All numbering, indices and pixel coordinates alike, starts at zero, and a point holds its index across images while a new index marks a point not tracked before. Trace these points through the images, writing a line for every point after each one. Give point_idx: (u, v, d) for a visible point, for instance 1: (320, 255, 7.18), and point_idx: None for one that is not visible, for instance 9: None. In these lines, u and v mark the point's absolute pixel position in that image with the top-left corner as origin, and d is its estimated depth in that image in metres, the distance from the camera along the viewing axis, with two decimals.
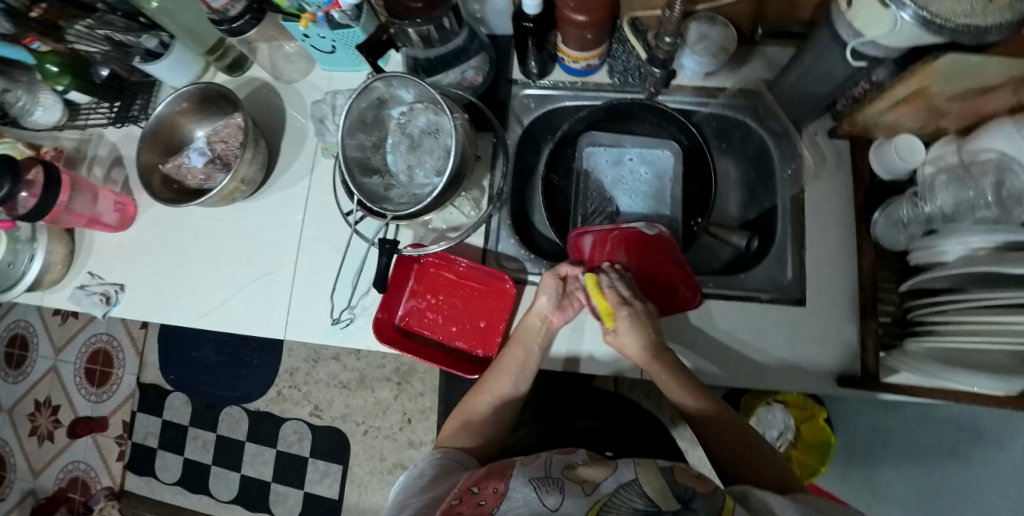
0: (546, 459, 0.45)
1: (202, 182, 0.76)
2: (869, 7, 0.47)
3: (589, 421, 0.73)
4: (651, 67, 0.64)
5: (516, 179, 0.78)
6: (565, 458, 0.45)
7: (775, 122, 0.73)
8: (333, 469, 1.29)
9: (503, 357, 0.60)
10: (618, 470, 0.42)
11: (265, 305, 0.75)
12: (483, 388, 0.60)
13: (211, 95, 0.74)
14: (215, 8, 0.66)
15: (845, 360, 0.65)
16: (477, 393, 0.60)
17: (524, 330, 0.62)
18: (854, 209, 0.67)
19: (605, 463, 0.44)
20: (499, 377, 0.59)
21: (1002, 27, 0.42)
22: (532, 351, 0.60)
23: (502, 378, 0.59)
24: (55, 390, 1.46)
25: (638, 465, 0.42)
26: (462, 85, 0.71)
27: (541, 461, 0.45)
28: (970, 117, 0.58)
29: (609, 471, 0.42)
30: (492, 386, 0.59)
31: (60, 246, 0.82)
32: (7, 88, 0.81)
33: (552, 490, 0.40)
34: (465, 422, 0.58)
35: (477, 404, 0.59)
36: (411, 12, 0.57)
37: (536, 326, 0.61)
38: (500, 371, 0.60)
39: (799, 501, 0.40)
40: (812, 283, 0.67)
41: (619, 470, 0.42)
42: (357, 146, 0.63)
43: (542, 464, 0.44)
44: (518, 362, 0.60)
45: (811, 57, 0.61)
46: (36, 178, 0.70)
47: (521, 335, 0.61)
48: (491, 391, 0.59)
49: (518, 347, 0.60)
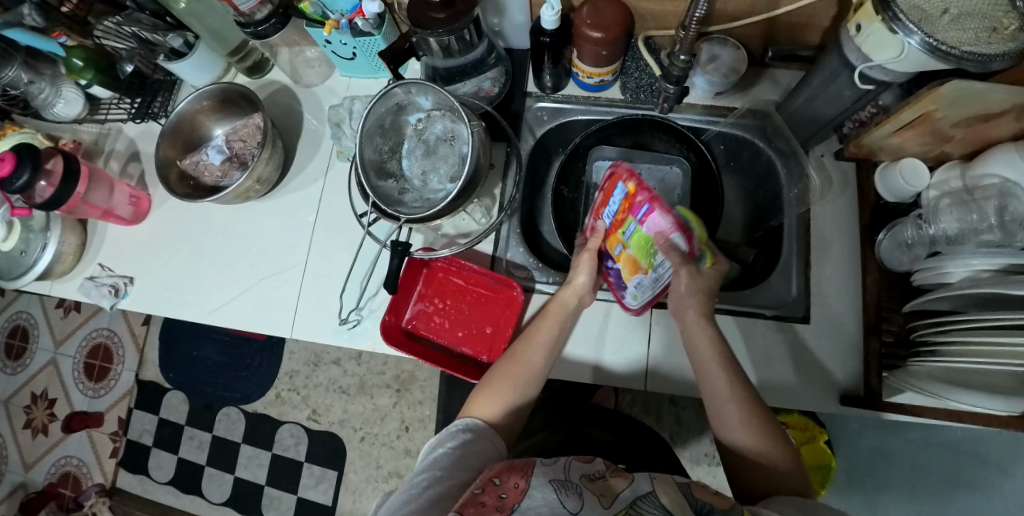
0: (565, 462, 0.45)
1: (218, 179, 0.77)
2: (877, 33, 0.49)
3: (604, 434, 0.73)
4: (666, 83, 0.65)
5: (527, 190, 0.79)
6: (584, 465, 0.46)
7: (783, 142, 0.74)
8: (328, 475, 1.28)
9: (536, 331, 0.58)
10: (637, 481, 0.43)
11: (273, 303, 0.75)
12: (518, 359, 0.55)
13: (232, 95, 0.76)
14: (242, 11, 0.68)
15: (848, 379, 0.65)
16: (508, 363, 0.55)
17: (557, 303, 0.60)
18: (860, 230, 0.68)
19: (623, 474, 0.45)
20: (533, 350, 0.56)
21: (1006, 56, 0.43)
22: (564, 328, 0.59)
23: (537, 353, 0.56)
24: (53, 384, 1.46)
25: (656, 479, 0.44)
26: (479, 95, 0.73)
27: (560, 464, 0.45)
28: (974, 144, 0.60)
29: (628, 482, 0.43)
30: (527, 358, 0.55)
31: (73, 237, 0.82)
32: (32, 79, 0.82)
33: (572, 495, 0.41)
34: (499, 392, 0.53)
35: (512, 374, 0.54)
36: (433, 22, 0.58)
37: (570, 302, 0.60)
38: (535, 345, 0.56)
39: (794, 503, 0.42)
40: (816, 301, 0.68)
41: (637, 481, 0.43)
42: (374, 150, 0.64)
43: (560, 467, 0.45)
44: (552, 337, 0.58)
45: (820, 80, 0.63)
46: (55, 169, 0.71)
47: (553, 311, 0.59)
48: (527, 362, 0.55)
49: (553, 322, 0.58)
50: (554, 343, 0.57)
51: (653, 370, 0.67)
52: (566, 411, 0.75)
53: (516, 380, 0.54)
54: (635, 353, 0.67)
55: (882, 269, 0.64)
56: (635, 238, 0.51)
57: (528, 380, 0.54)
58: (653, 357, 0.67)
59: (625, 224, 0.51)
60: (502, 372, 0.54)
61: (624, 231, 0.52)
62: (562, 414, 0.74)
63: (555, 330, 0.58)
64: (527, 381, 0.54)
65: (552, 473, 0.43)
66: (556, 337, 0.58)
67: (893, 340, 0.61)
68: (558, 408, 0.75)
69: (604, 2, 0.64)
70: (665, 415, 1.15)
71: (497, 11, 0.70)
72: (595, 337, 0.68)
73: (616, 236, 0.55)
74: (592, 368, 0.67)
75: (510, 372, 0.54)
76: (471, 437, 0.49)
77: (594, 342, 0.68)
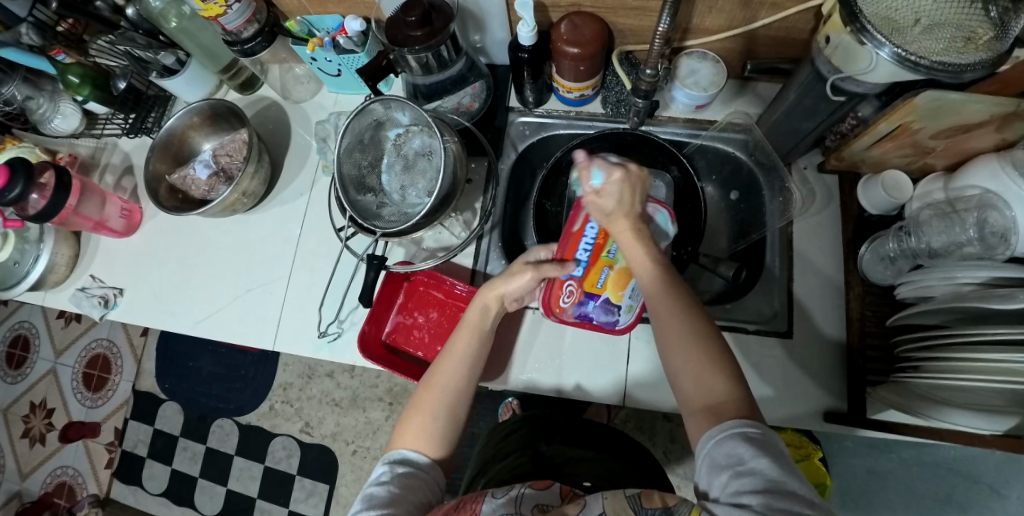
0: (518, 494, 0.45)
1: (205, 193, 0.79)
2: (846, 45, 0.49)
3: (589, 452, 0.70)
4: (635, 97, 0.66)
5: (510, 203, 0.79)
6: (538, 494, 0.45)
7: (764, 156, 0.73)
8: (319, 488, 1.27)
9: (455, 344, 0.55)
10: (587, 506, 0.42)
11: (258, 315, 0.76)
12: (435, 378, 0.53)
13: (221, 111, 0.78)
14: (229, 29, 0.70)
15: (833, 396, 0.64)
16: (427, 386, 0.53)
17: (477, 304, 0.57)
18: (843, 245, 0.68)
19: (577, 500, 0.44)
20: (450, 365, 0.54)
21: (978, 66, 0.42)
22: (484, 332, 0.56)
23: (452, 367, 0.54)
24: (52, 393, 1.47)
25: (606, 499, 0.42)
26: (459, 110, 0.74)
27: (513, 494, 0.45)
28: (956, 156, 0.59)
29: (579, 508, 0.42)
30: (444, 375, 0.53)
31: (66, 249, 0.84)
32: (30, 95, 0.85)
33: None
34: (420, 422, 0.51)
35: (431, 402, 0.52)
36: (410, 39, 0.60)
37: (493, 310, 0.57)
38: (453, 362, 0.54)
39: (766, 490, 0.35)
40: (799, 315, 0.67)
41: (589, 506, 0.42)
42: (354, 165, 0.65)
43: (513, 500, 0.45)
44: (472, 350, 0.55)
45: (796, 93, 0.63)
46: (48, 182, 0.72)
47: (472, 317, 0.56)
48: (447, 385, 0.53)
49: (469, 332, 0.55)
50: (472, 356, 0.54)
51: (632, 388, 0.66)
52: (543, 431, 0.73)
53: (433, 407, 0.51)
54: (613, 369, 0.67)
55: (865, 283, 0.63)
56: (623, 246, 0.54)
57: (450, 403, 0.52)
58: (630, 376, 0.66)
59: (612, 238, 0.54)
60: (421, 398, 0.52)
61: (609, 249, 0.54)
62: (538, 435, 0.72)
63: (475, 339, 0.55)
64: (446, 403, 0.52)
65: (500, 506, 0.44)
66: (476, 350, 0.55)
67: (877, 355, 0.60)
68: (536, 428, 0.73)
69: (581, 19, 0.64)
70: (659, 432, 1.14)
71: (477, 28, 0.71)
72: (566, 355, 0.68)
73: (598, 264, 0.54)
74: (571, 383, 0.67)
75: (430, 396, 0.52)
76: (409, 469, 0.48)
77: (565, 361, 0.68)
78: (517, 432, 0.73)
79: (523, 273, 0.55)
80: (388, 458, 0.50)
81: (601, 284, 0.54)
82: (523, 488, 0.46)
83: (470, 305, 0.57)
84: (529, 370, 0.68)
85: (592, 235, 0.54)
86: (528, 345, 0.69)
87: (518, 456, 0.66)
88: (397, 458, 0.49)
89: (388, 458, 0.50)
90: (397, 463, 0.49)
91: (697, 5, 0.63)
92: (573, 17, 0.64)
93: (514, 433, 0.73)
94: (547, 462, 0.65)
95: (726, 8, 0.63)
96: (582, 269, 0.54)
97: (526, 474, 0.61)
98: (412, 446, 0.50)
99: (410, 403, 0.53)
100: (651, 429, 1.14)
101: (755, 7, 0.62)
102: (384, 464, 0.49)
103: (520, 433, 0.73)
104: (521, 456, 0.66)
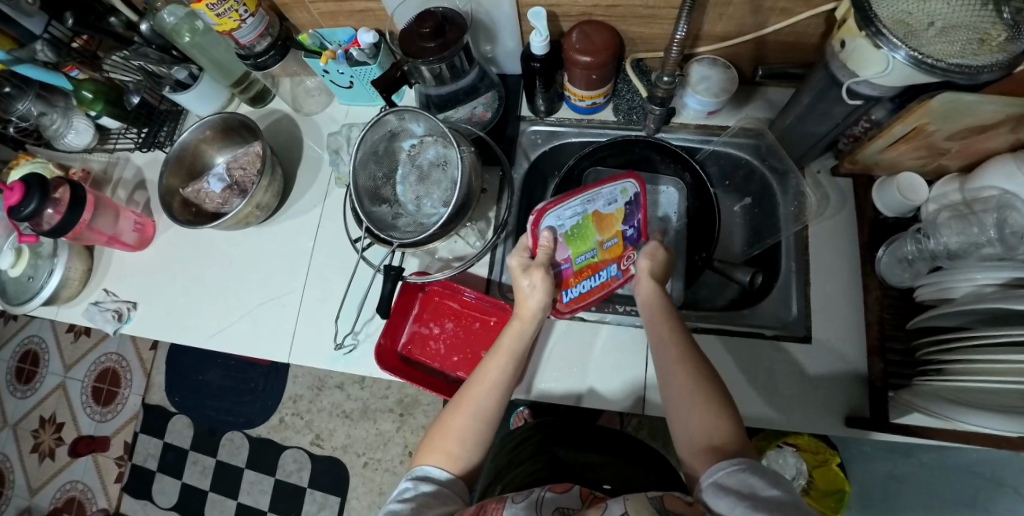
0: (539, 497, 0.46)
1: (219, 205, 0.79)
2: (859, 48, 0.49)
3: (606, 458, 0.69)
4: (652, 105, 0.66)
5: (523, 212, 0.80)
6: (558, 497, 0.46)
7: (777, 161, 0.74)
8: (330, 501, 1.26)
9: (486, 370, 0.52)
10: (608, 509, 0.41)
11: (273, 329, 0.76)
12: (466, 394, 0.51)
13: (233, 124, 0.79)
14: (242, 43, 0.71)
15: (853, 401, 0.63)
16: (453, 410, 0.51)
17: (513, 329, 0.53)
18: (860, 247, 0.67)
19: (599, 503, 0.43)
20: (481, 392, 0.51)
21: (995, 67, 0.42)
22: (519, 358, 0.53)
23: (483, 393, 0.51)
24: (61, 407, 1.47)
25: (628, 501, 0.40)
26: (472, 120, 0.74)
27: (533, 498, 0.46)
28: (971, 156, 0.59)
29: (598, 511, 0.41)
30: (472, 403, 0.51)
31: (79, 263, 0.84)
32: (43, 111, 0.85)
33: None
34: (446, 447, 0.50)
35: (456, 426, 0.50)
36: (424, 51, 0.60)
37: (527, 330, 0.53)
38: (486, 385, 0.51)
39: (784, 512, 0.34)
40: (817, 321, 0.67)
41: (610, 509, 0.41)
42: (368, 176, 0.65)
43: (534, 503, 0.45)
44: (503, 375, 0.52)
45: (809, 97, 0.62)
46: (62, 197, 0.73)
47: (505, 343, 0.53)
48: (474, 413, 0.50)
49: (503, 360, 0.52)
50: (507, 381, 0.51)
51: (648, 396, 0.65)
52: (559, 437, 0.72)
53: (458, 433, 0.50)
54: (629, 378, 0.66)
55: (883, 286, 0.62)
56: (585, 250, 0.56)
57: (476, 429, 0.50)
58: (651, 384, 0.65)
59: (580, 264, 0.57)
60: (446, 424, 0.51)
61: (585, 257, 0.56)
62: (551, 441, 0.71)
63: (509, 366, 0.52)
64: (473, 428, 0.50)
65: (520, 511, 0.44)
66: (509, 377, 0.52)
67: (898, 359, 0.59)
68: (551, 434, 0.73)
69: (593, 28, 0.64)
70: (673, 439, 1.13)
71: (488, 38, 0.72)
72: (582, 365, 0.68)
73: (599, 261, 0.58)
74: (588, 391, 0.66)
75: (455, 420, 0.50)
76: (432, 488, 0.48)
77: (574, 369, 0.68)
78: (531, 438, 0.73)
79: (537, 283, 0.52)
80: (412, 474, 0.50)
81: (611, 246, 0.58)
82: (544, 491, 0.47)
83: (503, 331, 0.54)
84: (541, 384, 0.67)
85: (585, 285, 0.58)
86: (542, 360, 0.68)
87: (534, 461, 0.67)
88: (421, 473, 0.49)
89: (412, 474, 0.50)
90: (421, 480, 0.49)
91: (709, 11, 0.63)
92: (584, 26, 0.65)
93: (530, 440, 0.73)
94: (564, 468, 0.65)
95: (736, 14, 0.63)
96: (613, 271, 0.60)
97: (543, 478, 0.62)
98: (435, 464, 0.49)
99: (437, 422, 0.52)
100: (665, 437, 1.13)
101: (766, 13, 0.62)
102: (408, 480, 0.49)
103: (533, 440, 0.72)
104: (537, 462, 0.66)
